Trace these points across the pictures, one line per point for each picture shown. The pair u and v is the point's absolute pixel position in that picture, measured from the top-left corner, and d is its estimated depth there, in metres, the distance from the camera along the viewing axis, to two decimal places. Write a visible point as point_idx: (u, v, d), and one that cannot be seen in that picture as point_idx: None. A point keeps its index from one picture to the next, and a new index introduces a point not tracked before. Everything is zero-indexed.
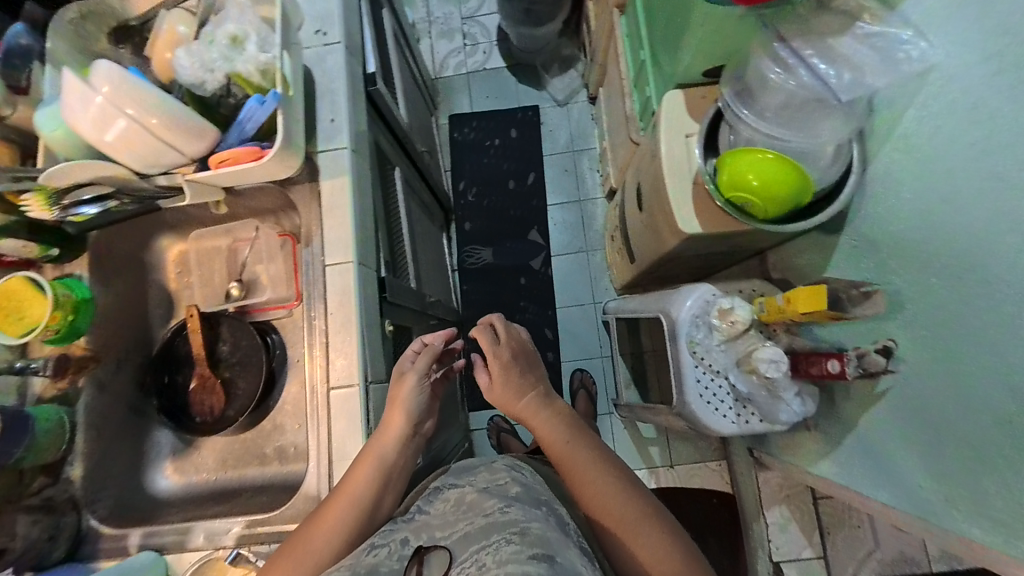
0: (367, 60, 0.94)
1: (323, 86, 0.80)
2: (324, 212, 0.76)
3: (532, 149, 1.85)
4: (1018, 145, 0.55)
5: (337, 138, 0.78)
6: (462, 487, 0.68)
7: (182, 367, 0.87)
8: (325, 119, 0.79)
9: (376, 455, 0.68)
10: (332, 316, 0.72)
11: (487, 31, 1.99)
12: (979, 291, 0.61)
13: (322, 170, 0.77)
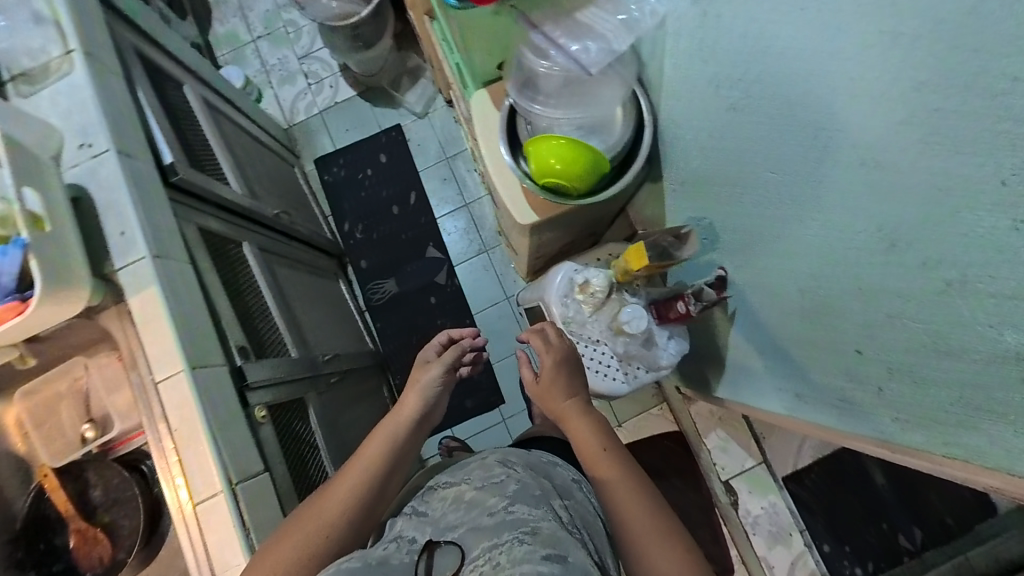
0: (162, 151, 0.93)
1: (104, 201, 0.79)
2: (139, 327, 0.77)
3: (406, 169, 1.83)
4: (743, 72, 0.60)
5: (132, 252, 0.78)
6: (464, 484, 0.72)
7: (58, 527, 0.87)
8: (115, 233, 0.78)
9: (372, 451, 0.75)
10: (174, 427, 0.74)
11: (328, 64, 1.94)
12: (765, 209, 0.65)
13: (127, 288, 0.77)
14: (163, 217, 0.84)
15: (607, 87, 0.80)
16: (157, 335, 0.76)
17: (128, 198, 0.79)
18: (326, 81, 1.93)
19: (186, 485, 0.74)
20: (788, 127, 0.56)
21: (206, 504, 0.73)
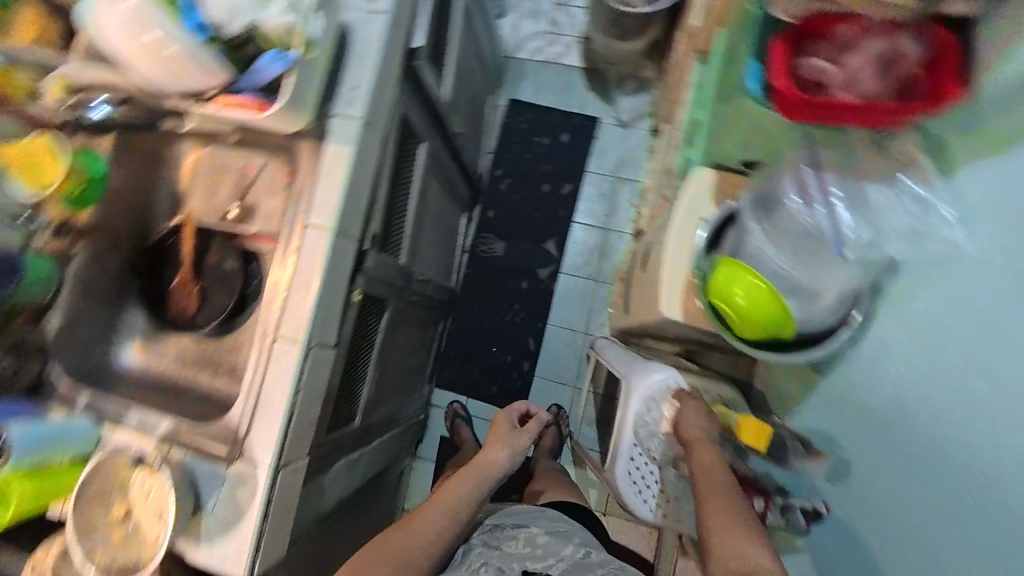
0: (415, 34, 1.03)
1: (359, 53, 0.89)
2: (322, 168, 0.87)
3: (576, 161, 1.81)
4: (1010, 371, 0.56)
5: (354, 109, 0.88)
6: (529, 527, 0.91)
7: (169, 265, 1.04)
8: (349, 85, 0.89)
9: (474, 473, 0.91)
10: (297, 274, 0.83)
11: (576, 23, 1.84)
12: (974, 515, 0.60)
13: (333, 135, 0.88)
14: (387, 90, 0.93)
15: (840, 270, 0.76)
16: (331, 183, 0.87)
17: (377, 66, 0.89)
18: (562, 38, 1.85)
19: (273, 312, 0.83)
20: (1003, 449, 0.56)
21: (275, 338, 0.82)
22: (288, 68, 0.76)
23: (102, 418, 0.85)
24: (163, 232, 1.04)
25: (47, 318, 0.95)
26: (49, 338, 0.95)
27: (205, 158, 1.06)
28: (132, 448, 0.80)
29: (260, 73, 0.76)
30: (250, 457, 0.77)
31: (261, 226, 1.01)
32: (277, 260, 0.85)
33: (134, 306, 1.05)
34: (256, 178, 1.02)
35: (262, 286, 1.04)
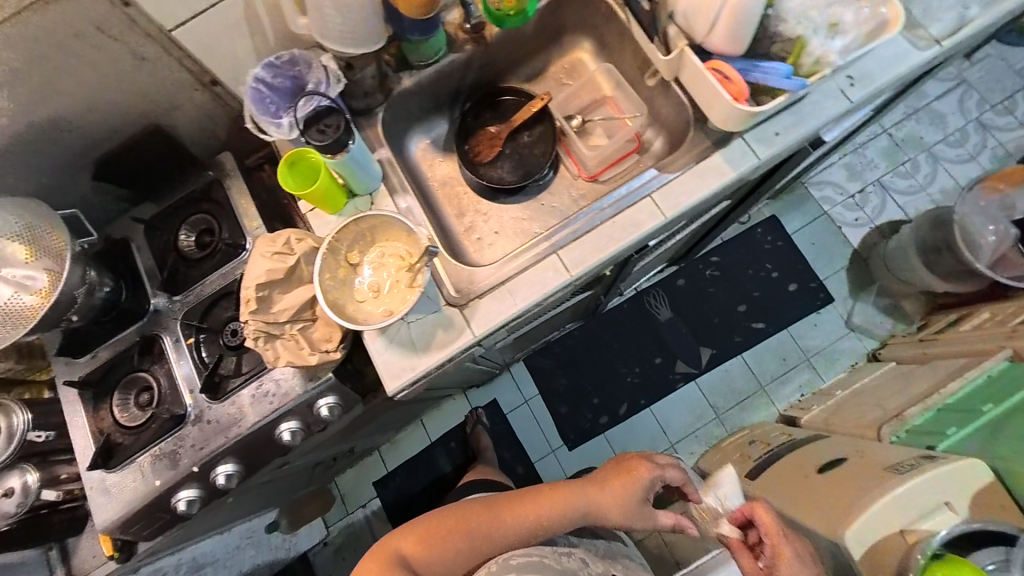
0: (833, 129, 0.98)
1: (805, 112, 0.87)
2: (694, 168, 0.86)
3: (784, 312, 1.69)
4: None
5: (762, 149, 0.86)
6: (612, 543, 0.95)
7: (494, 115, 1.11)
8: (772, 128, 0.87)
9: (555, 505, 0.83)
10: (614, 226, 0.84)
11: (880, 210, 1.77)
12: None
13: (727, 151, 0.86)
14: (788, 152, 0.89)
15: None
16: (692, 186, 0.85)
17: (807, 134, 0.87)
18: (859, 214, 1.77)
19: (569, 234, 0.84)
20: None
21: (559, 255, 0.84)
22: (791, 90, 0.69)
23: (384, 184, 0.93)
24: (514, 88, 1.11)
25: (401, 73, 0.99)
26: (394, 91, 0.98)
27: (586, 62, 1.12)
28: (389, 222, 0.85)
29: (762, 76, 0.71)
30: (466, 319, 0.82)
31: (585, 152, 1.06)
32: (606, 202, 0.86)
33: (446, 119, 1.13)
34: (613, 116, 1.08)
35: (539, 191, 1.09)
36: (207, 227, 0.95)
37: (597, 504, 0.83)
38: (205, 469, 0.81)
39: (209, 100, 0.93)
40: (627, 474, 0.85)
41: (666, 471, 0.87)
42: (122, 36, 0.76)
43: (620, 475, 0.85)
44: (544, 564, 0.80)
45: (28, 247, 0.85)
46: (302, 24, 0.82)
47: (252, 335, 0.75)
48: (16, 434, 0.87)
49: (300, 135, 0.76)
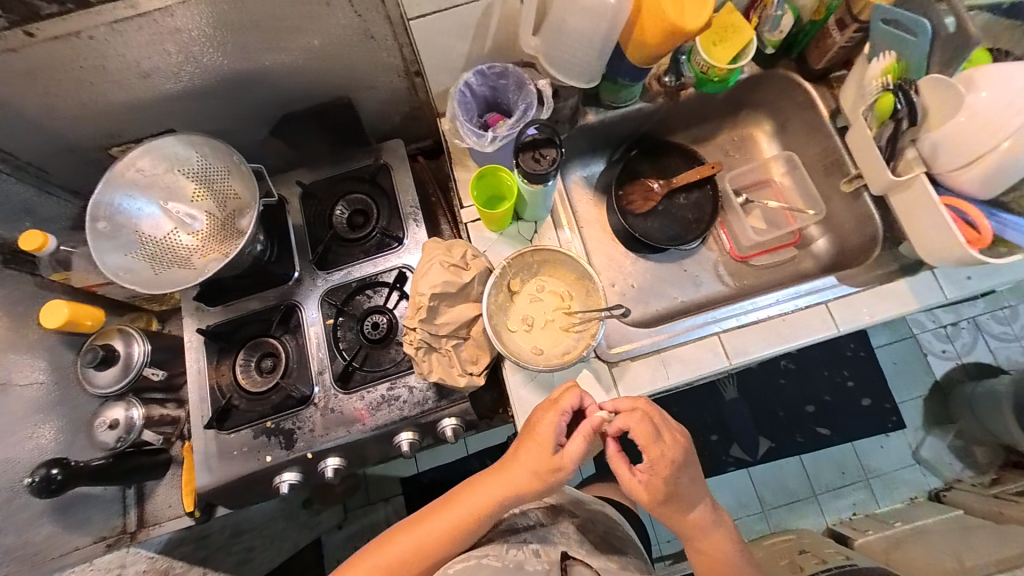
0: None
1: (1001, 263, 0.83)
2: (875, 287, 0.84)
3: (856, 427, 1.61)
4: None
5: (950, 288, 0.83)
6: (587, 526, 0.85)
7: (654, 166, 1.04)
8: (964, 271, 0.84)
9: (471, 514, 0.71)
10: (781, 324, 0.84)
11: (967, 348, 1.64)
12: None
13: (914, 281, 0.84)
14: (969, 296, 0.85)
15: None
16: (869, 305, 0.84)
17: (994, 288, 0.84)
18: (948, 346, 1.65)
19: (734, 320, 0.84)
20: None
21: (719, 337, 0.83)
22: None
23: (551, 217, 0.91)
24: (682, 147, 1.03)
25: (589, 108, 0.96)
26: (577, 125, 0.96)
27: (759, 140, 1.07)
28: (562, 260, 0.83)
29: (1000, 226, 0.69)
30: (614, 379, 0.82)
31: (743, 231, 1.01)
32: (773, 301, 0.85)
33: (603, 159, 1.09)
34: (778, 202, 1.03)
35: (682, 258, 1.04)
36: (363, 210, 0.93)
37: (516, 498, 0.71)
38: (316, 458, 0.82)
39: (402, 87, 0.92)
40: (537, 435, 0.70)
41: (562, 401, 0.70)
42: (366, 15, 0.74)
43: (524, 447, 0.71)
44: (490, 563, 0.71)
45: (200, 188, 0.83)
46: (533, 44, 0.81)
47: (413, 345, 0.76)
48: (134, 366, 0.86)
49: (514, 155, 0.76)
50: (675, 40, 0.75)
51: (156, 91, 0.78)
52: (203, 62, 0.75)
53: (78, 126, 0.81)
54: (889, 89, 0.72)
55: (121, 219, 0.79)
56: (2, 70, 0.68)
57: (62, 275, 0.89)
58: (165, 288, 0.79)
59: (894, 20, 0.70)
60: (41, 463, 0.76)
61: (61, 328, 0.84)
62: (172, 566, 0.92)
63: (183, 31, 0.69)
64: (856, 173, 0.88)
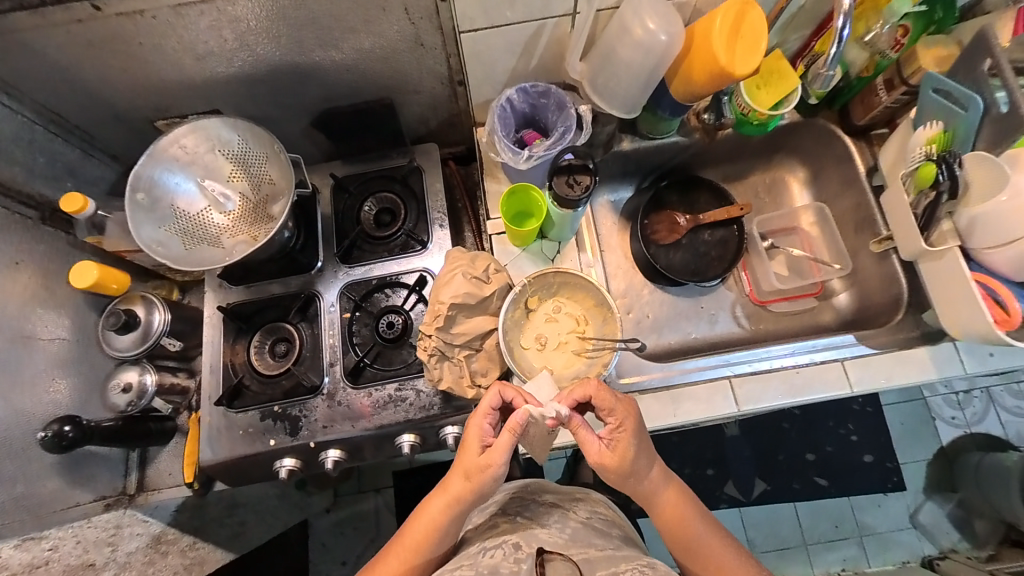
0: None
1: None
2: (896, 351, 0.83)
3: (857, 482, 1.57)
4: None
5: (972, 363, 0.82)
6: (567, 512, 0.84)
7: (683, 199, 1.04)
8: (986, 348, 0.83)
9: (421, 540, 0.71)
10: (793, 375, 0.83)
11: (979, 416, 1.60)
12: None
13: (935, 352, 0.83)
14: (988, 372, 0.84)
15: None
16: (889, 369, 0.82)
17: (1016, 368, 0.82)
18: (958, 413, 1.61)
19: (748, 366, 0.84)
20: None
21: (730, 381, 0.83)
22: None
23: (575, 240, 0.92)
24: (715, 184, 1.03)
25: (624, 135, 0.96)
26: (612, 151, 0.96)
27: (793, 186, 1.06)
28: (580, 285, 0.83)
29: None
30: None
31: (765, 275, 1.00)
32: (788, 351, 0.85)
33: (633, 186, 1.09)
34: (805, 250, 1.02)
35: (700, 294, 1.03)
36: (390, 209, 0.94)
37: (456, 514, 0.71)
38: (318, 448, 0.83)
39: (444, 94, 0.93)
40: (468, 449, 0.71)
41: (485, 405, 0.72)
42: (419, 24, 0.75)
43: (456, 471, 0.72)
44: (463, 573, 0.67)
45: (237, 170, 0.84)
46: (579, 69, 0.82)
47: (426, 351, 0.76)
48: (153, 334, 0.88)
49: (548, 178, 0.77)
50: (720, 82, 0.75)
51: (208, 73, 0.80)
52: (256, 51, 0.77)
53: (129, 97, 0.83)
54: (931, 160, 0.71)
55: (159, 192, 0.81)
56: (68, 38, 0.70)
57: (95, 238, 0.89)
58: (196, 266, 0.81)
59: (946, 91, 0.69)
60: (54, 418, 0.78)
61: (89, 289, 0.86)
62: (165, 533, 0.97)
63: (242, 21, 0.71)
64: (887, 235, 0.87)
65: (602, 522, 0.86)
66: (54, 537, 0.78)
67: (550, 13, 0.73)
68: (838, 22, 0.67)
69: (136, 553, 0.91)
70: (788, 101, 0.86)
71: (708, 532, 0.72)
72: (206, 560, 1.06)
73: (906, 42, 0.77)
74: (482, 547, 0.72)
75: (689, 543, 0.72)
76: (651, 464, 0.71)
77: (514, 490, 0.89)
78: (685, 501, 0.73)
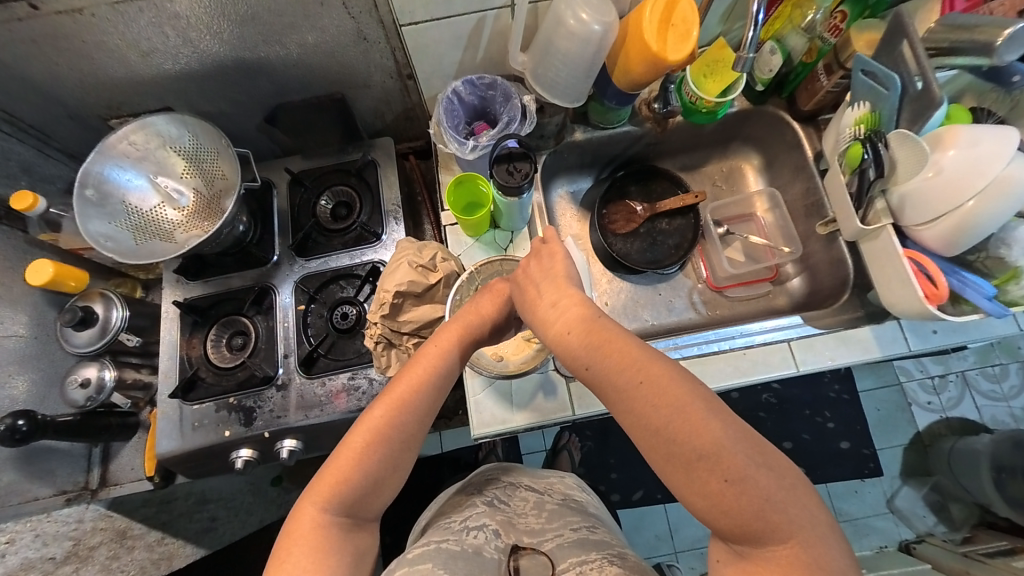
0: None
1: (968, 325, 0.83)
2: (840, 332, 0.84)
3: (835, 468, 1.55)
4: None
5: (914, 341, 0.83)
6: (545, 496, 0.87)
7: (641, 189, 1.04)
8: (929, 326, 0.84)
9: (433, 364, 0.61)
10: (739, 357, 0.84)
11: (957, 400, 1.59)
12: None
13: (880, 332, 0.84)
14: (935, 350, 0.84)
15: None
16: (833, 350, 0.83)
17: (961, 345, 0.83)
18: (933, 398, 1.60)
19: (697, 349, 0.84)
20: None
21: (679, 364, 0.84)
22: (987, 311, 0.67)
23: (528, 230, 0.92)
24: (674, 174, 1.04)
25: (576, 126, 0.98)
26: (564, 141, 0.97)
27: (747, 175, 1.08)
28: None
29: (960, 285, 0.69)
30: (571, 396, 0.81)
31: (719, 259, 1.01)
32: (738, 333, 0.86)
33: (592, 177, 1.09)
34: (760, 236, 1.03)
35: (659, 281, 1.03)
36: (347, 202, 0.97)
37: (473, 341, 0.65)
38: (273, 438, 0.84)
39: (396, 88, 0.96)
40: (489, 302, 0.67)
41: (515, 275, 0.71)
42: (359, 18, 0.76)
43: (478, 301, 0.67)
44: (448, 547, 0.70)
45: (189, 166, 0.87)
46: (521, 60, 0.83)
47: (373, 339, 0.79)
48: (111, 329, 0.89)
49: (489, 167, 0.78)
50: (657, 70, 0.76)
51: (156, 70, 0.82)
52: (201, 47, 0.78)
53: (78, 95, 0.85)
54: (859, 139, 0.74)
55: (109, 188, 0.83)
56: (10, 37, 0.71)
57: (51, 234, 0.92)
58: (145, 259, 0.83)
59: (872, 72, 0.71)
60: (11, 412, 0.79)
61: (46, 286, 0.87)
62: (130, 528, 0.99)
63: (182, 17, 0.72)
64: (831, 217, 0.88)
65: (578, 499, 0.90)
66: (10, 530, 0.80)
67: (488, 5, 0.75)
68: (755, 7, 0.69)
69: (98, 546, 0.92)
70: (729, 89, 0.88)
71: (630, 345, 0.53)
72: (175, 555, 1.08)
73: (843, 27, 0.80)
74: (466, 525, 0.76)
75: (599, 381, 0.54)
76: (536, 299, 0.60)
77: (495, 476, 0.91)
78: (598, 317, 0.56)
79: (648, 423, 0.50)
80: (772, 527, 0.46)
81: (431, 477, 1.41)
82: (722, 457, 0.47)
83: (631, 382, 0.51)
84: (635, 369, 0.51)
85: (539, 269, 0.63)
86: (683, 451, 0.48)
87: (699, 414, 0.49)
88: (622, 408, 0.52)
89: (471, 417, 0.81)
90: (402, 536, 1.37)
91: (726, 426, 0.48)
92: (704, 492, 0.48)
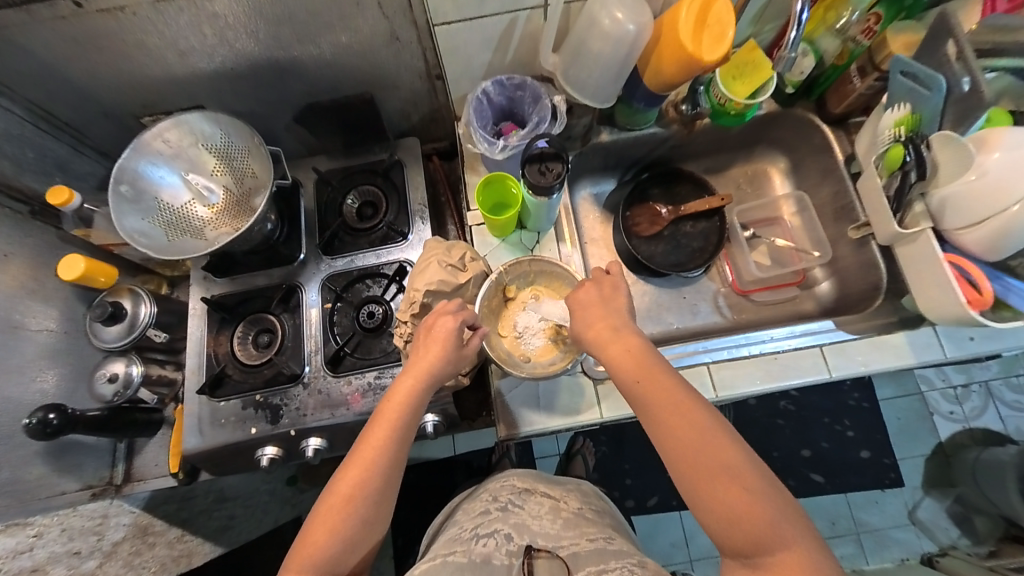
0: None
1: (1004, 333, 0.82)
2: (873, 338, 0.83)
3: (855, 477, 1.53)
4: None
5: (950, 348, 0.82)
6: (560, 503, 0.86)
7: (665, 192, 1.04)
8: (966, 334, 0.82)
9: (389, 425, 0.63)
10: (769, 362, 0.83)
11: (980, 410, 1.56)
12: None
13: (914, 338, 0.83)
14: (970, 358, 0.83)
15: None
16: (866, 355, 0.82)
17: (998, 353, 0.82)
18: (956, 408, 1.57)
19: (727, 353, 0.83)
20: None
21: (708, 368, 0.83)
22: None
23: (553, 231, 0.92)
24: (698, 177, 1.03)
25: (602, 128, 0.97)
26: (590, 143, 0.97)
27: (773, 179, 1.07)
28: (559, 274, 0.83)
29: (1004, 290, 0.68)
30: (599, 398, 0.81)
31: (744, 262, 0.99)
32: (767, 338, 0.85)
33: (615, 179, 1.09)
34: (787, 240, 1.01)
35: (684, 284, 1.02)
36: (373, 202, 0.97)
37: (428, 388, 0.66)
38: (298, 436, 0.84)
39: (423, 89, 0.96)
40: (435, 347, 0.67)
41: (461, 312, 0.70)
42: (393, 18, 0.77)
43: (428, 350, 0.67)
44: (455, 560, 0.69)
45: (220, 164, 0.87)
46: (552, 61, 0.83)
47: (402, 338, 0.79)
48: (139, 325, 0.90)
49: (520, 167, 0.78)
50: (690, 70, 0.76)
51: (191, 69, 0.83)
52: (235, 46, 0.79)
53: (113, 94, 0.86)
54: (899, 142, 0.74)
55: (143, 184, 0.84)
56: (53, 36, 0.73)
57: (83, 230, 0.93)
58: (176, 255, 0.83)
59: (912, 74, 0.70)
60: (43, 405, 0.79)
61: (78, 281, 0.88)
62: (152, 524, 0.98)
63: (220, 16, 0.73)
64: (863, 221, 0.87)
65: (596, 509, 0.88)
66: (38, 523, 0.80)
67: (521, 6, 0.75)
68: (798, 6, 0.69)
69: (122, 542, 0.91)
70: (757, 90, 0.86)
71: (670, 378, 0.59)
72: (195, 552, 1.05)
73: (878, 29, 0.79)
74: (478, 533, 0.75)
75: (642, 404, 0.59)
76: (589, 325, 0.65)
77: (512, 481, 0.90)
78: (647, 350, 0.62)
79: (684, 444, 0.55)
80: (782, 540, 0.50)
81: (445, 480, 1.41)
82: (745, 475, 0.53)
83: (675, 408, 0.57)
84: (676, 398, 0.58)
85: (594, 296, 0.67)
86: (712, 470, 0.54)
87: (725, 440, 0.55)
88: (661, 433, 0.57)
89: (497, 419, 0.80)
90: (415, 538, 1.37)
91: (741, 451, 0.55)
92: (727, 509, 0.52)
